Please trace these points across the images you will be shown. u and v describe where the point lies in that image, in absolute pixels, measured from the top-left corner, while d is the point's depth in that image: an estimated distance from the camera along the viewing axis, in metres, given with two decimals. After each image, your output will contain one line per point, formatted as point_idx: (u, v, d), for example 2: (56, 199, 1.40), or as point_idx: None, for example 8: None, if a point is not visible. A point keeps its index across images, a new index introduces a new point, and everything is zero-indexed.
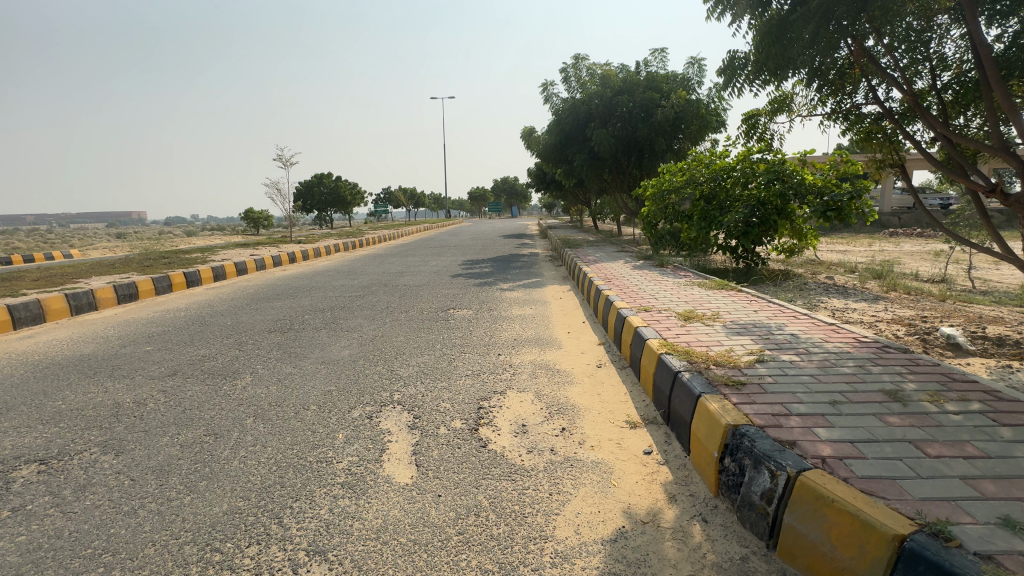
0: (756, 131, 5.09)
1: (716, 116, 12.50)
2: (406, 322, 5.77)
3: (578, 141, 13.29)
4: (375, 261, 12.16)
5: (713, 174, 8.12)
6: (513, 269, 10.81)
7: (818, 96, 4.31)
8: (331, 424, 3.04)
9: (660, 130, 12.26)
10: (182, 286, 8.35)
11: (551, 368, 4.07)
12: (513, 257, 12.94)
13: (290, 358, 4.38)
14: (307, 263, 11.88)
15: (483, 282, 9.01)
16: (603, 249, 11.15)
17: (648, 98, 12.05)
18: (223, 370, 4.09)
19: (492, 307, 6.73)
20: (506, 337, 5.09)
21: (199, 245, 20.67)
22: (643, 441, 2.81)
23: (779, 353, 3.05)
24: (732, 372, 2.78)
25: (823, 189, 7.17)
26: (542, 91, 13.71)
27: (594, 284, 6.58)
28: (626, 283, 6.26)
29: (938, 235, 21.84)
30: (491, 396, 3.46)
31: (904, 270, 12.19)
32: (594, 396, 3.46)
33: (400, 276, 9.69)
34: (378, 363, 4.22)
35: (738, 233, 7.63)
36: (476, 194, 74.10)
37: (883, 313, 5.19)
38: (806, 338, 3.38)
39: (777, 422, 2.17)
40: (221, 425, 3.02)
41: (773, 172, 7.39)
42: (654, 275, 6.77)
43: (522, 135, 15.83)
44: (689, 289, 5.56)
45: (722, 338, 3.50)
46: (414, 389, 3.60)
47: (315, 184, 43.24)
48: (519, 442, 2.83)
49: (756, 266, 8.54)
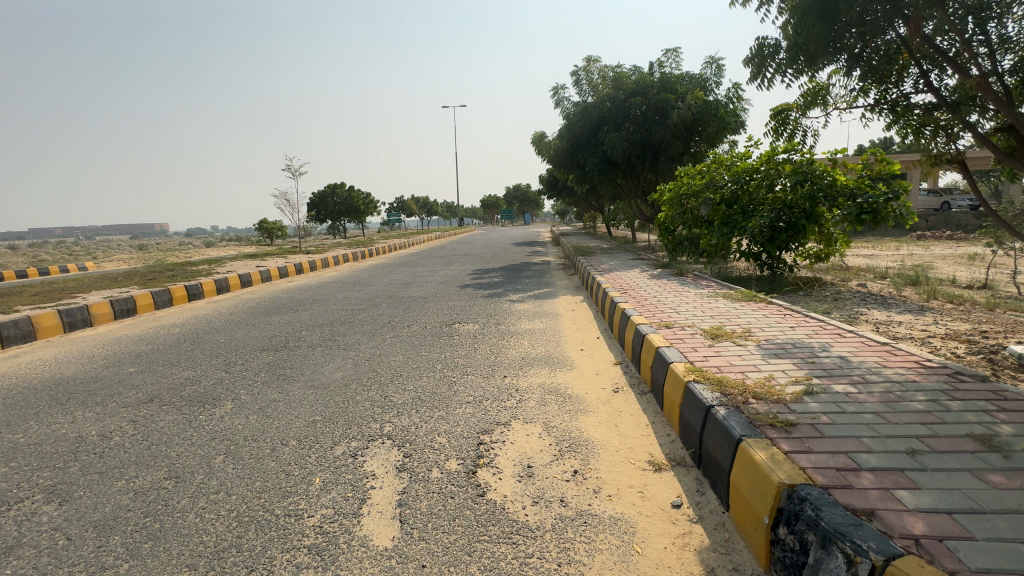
0: (786, 128, 4.63)
1: (735, 117, 11.98)
2: (407, 338, 5.39)
3: (590, 145, 12.91)
4: (382, 272, 11.84)
5: (735, 176, 7.62)
6: (524, 279, 10.40)
7: (859, 86, 3.84)
8: (309, 464, 2.66)
9: (675, 133, 11.82)
10: (183, 299, 8.14)
11: (562, 394, 3.65)
12: (523, 266, 12.56)
13: (277, 382, 4.02)
14: (313, 275, 11.63)
15: (492, 293, 8.61)
16: (617, 257, 10.71)
17: (663, 100, 11.63)
18: (202, 396, 3.75)
19: (500, 321, 6.31)
20: (513, 356, 4.66)
21: (210, 256, 20.61)
22: (669, 490, 2.37)
23: (830, 383, 2.59)
24: (777, 407, 2.32)
25: (855, 191, 6.66)
26: (553, 95, 13.35)
27: (608, 295, 6.15)
28: (644, 295, 5.82)
29: (969, 237, 20.89)
30: (493, 430, 3.05)
31: (940, 276, 11.50)
32: (611, 429, 3.03)
33: (407, 287, 9.37)
34: (371, 388, 3.85)
35: (763, 239, 7.13)
36: (488, 202, 74.14)
37: (933, 326, 4.66)
38: (859, 362, 2.90)
39: (846, 482, 1.72)
40: (185, 466, 2.66)
41: (801, 173, 6.87)
42: (674, 285, 6.28)
43: (533, 140, 15.48)
44: (713, 301, 5.09)
45: (757, 361, 3.04)
46: (407, 420, 3.21)
47: (328, 194, 43.50)
48: (524, 489, 2.41)
49: (782, 274, 8.02)
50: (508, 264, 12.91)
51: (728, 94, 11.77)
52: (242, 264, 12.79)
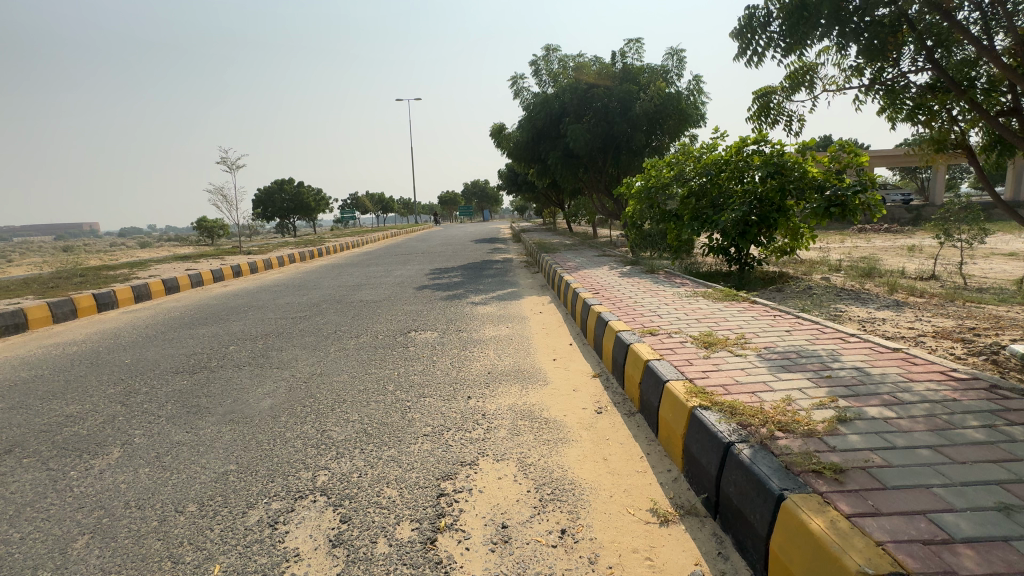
0: (769, 113, 4.27)
1: (696, 110, 11.79)
2: (354, 352, 4.68)
3: (551, 138, 12.49)
4: (331, 273, 10.91)
5: (704, 168, 7.30)
6: (486, 278, 9.80)
7: (854, 65, 3.49)
8: (208, 544, 1.98)
9: (638, 125, 11.54)
10: (90, 310, 7.01)
11: (538, 418, 3.11)
12: (485, 264, 11.96)
13: (185, 417, 3.25)
14: (252, 277, 10.55)
15: (452, 295, 7.97)
16: (582, 253, 10.33)
17: (625, 91, 11.29)
18: (81, 441, 2.94)
19: (461, 327, 5.69)
20: (477, 370, 4.07)
21: (139, 258, 18.75)
22: (684, 552, 1.87)
23: (860, 405, 2.17)
24: (813, 444, 1.86)
25: (824, 183, 6.49)
26: (512, 85, 12.77)
27: (579, 297, 5.67)
28: (618, 295, 5.37)
29: (907, 230, 22.03)
30: (457, 474, 2.46)
31: (891, 267, 11.81)
32: (601, 465, 2.51)
33: (358, 290, 8.56)
34: (306, 419, 3.16)
35: (734, 234, 6.86)
36: (446, 199, 72.80)
37: (917, 323, 4.45)
38: (880, 376, 2.52)
39: (945, 565, 1.25)
40: (27, 558, 1.92)
41: (772, 165, 6.63)
42: (648, 283, 5.88)
43: (492, 132, 14.84)
44: (694, 301, 4.68)
45: (766, 378, 2.59)
46: (347, 465, 2.56)
47: (275, 190, 41.10)
48: (499, 564, 1.84)
49: (750, 269, 7.84)
50: (468, 263, 12.25)
51: (690, 86, 11.57)
52: (170, 266, 11.48)
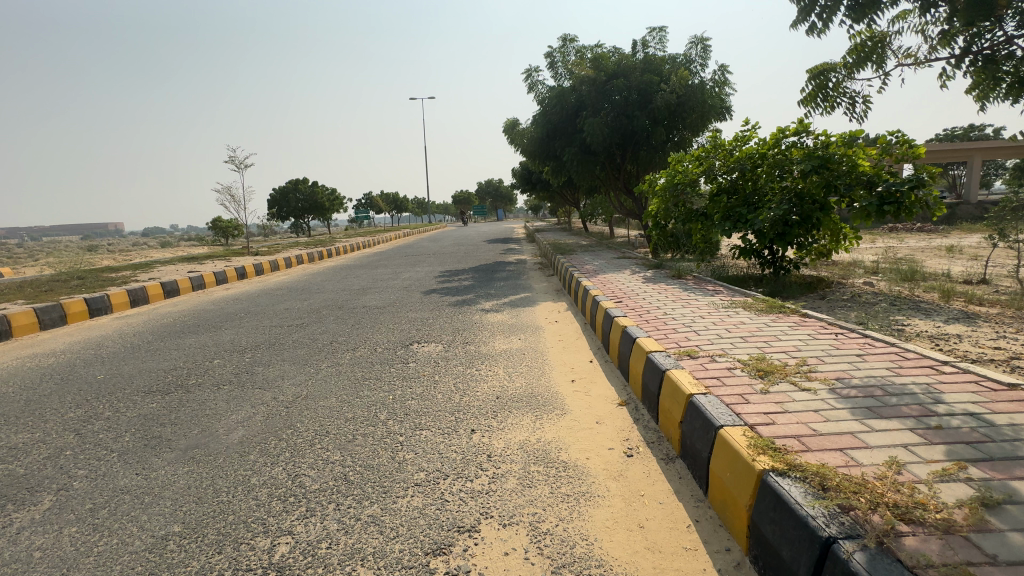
0: (827, 93, 3.64)
1: (722, 101, 11.06)
2: (347, 369, 4.17)
3: (567, 133, 11.95)
4: (337, 275, 10.47)
5: (736, 163, 6.64)
6: (498, 282, 9.25)
7: (942, 30, 2.87)
8: None
9: (659, 118, 10.87)
10: (81, 316, 6.66)
11: (554, 462, 2.55)
12: (497, 266, 11.43)
13: (140, 453, 2.78)
14: (256, 280, 10.19)
15: (461, 301, 7.44)
16: (600, 255, 9.75)
17: (646, 82, 10.63)
18: (10, 485, 2.48)
19: (469, 338, 5.16)
20: (483, 395, 3.52)
21: (151, 258, 18.67)
22: None
23: (1005, 479, 1.57)
24: (961, 551, 1.27)
25: (874, 178, 5.81)
26: (526, 78, 12.19)
27: (599, 305, 5.09)
28: (644, 304, 4.78)
29: (943, 229, 20.84)
30: (452, 548, 1.93)
31: (935, 270, 10.94)
32: (638, 537, 1.95)
33: (362, 294, 8.10)
34: (279, 459, 2.66)
35: (772, 234, 6.20)
36: (461, 198, 72.54)
37: (1001, 341, 3.78)
38: (1009, 428, 1.91)
39: None
40: None
41: (817, 158, 5.94)
42: (676, 291, 5.27)
43: (506, 128, 14.28)
44: (734, 314, 4.06)
45: (853, 427, 1.98)
46: (317, 530, 2.05)
47: (290, 189, 41.16)
48: None
49: (786, 273, 7.17)
50: (480, 264, 11.73)
51: (715, 76, 10.84)
52: (176, 267, 11.21)
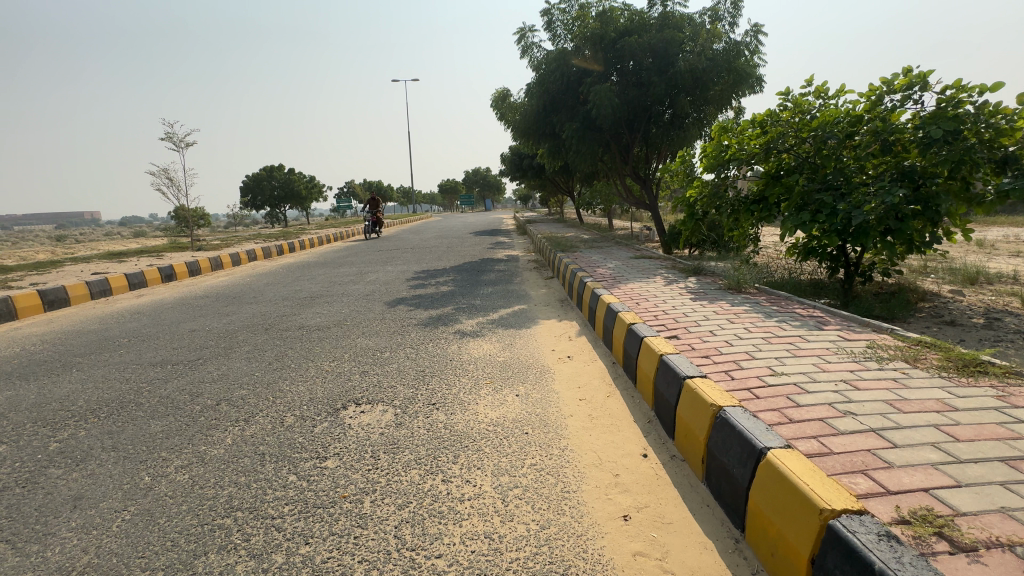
0: None
1: (754, 68, 9.25)
2: (207, 481, 2.30)
3: (568, 107, 10.12)
4: (285, 278, 8.47)
5: (814, 131, 4.74)
6: (485, 287, 7.38)
7: None
8: None
9: (681, 87, 9.07)
10: None
11: None
12: (484, 264, 9.58)
13: None
14: (185, 283, 8.20)
15: (434, 317, 5.57)
16: (611, 253, 7.93)
17: (666, 40, 8.78)
18: None
19: (435, 393, 3.29)
20: (446, 572, 1.69)
21: (90, 251, 16.48)
22: None
23: None
24: None
25: (1017, 153, 4.03)
26: (518, 40, 10.23)
27: (640, 341, 3.26)
28: (718, 343, 2.98)
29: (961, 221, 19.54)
30: None
31: (992, 269, 9.40)
32: None
33: (308, 306, 6.21)
34: None
35: (877, 232, 4.23)
36: (448, 187, 70.33)
37: None
38: None
39: None
40: None
41: (949, 120, 4.08)
42: (752, 317, 3.45)
43: (495, 101, 12.32)
44: (905, 379, 2.26)
45: None
46: None
47: (264, 177, 38.67)
48: None
49: (859, 282, 5.50)
50: (462, 263, 9.80)
51: (747, 36, 9.03)
52: (87, 267, 9.09)
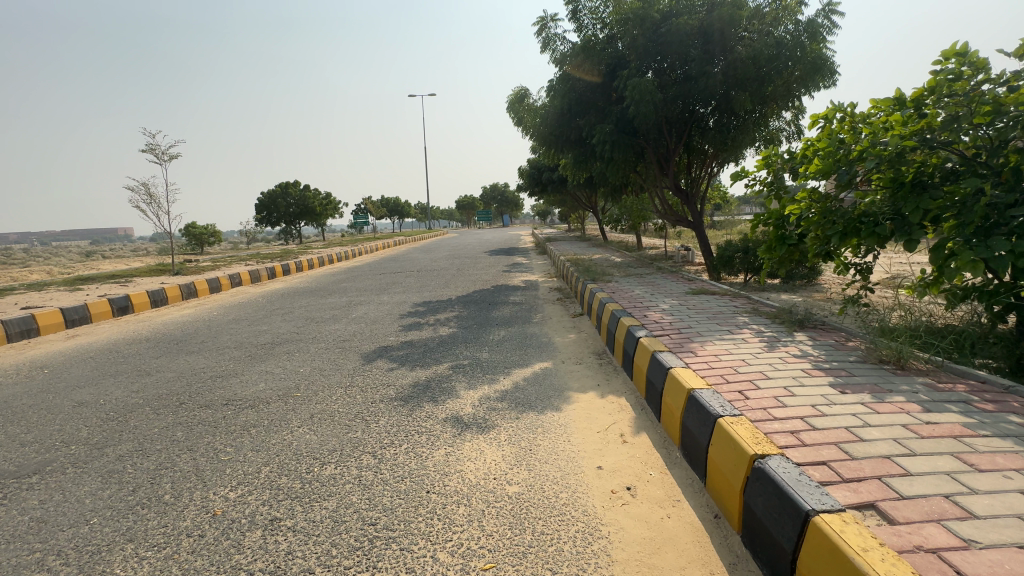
0: None
1: (827, 57, 7.57)
2: None
3: (599, 109, 8.64)
4: (257, 313, 7.02)
5: (1003, 113, 3.03)
6: (495, 329, 5.77)
7: None
8: None
9: (737, 81, 7.50)
10: None
11: None
12: (498, 294, 8.00)
13: None
14: (137, 319, 6.83)
15: (420, 383, 3.95)
16: (658, 285, 6.20)
17: (718, 25, 7.24)
18: None
19: None
20: None
21: (79, 271, 15.38)
22: None
23: None
24: None
25: None
26: (538, 31, 8.79)
27: (792, 506, 1.59)
28: (1009, 550, 1.31)
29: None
30: None
31: None
32: None
33: (258, 359, 4.67)
34: None
35: None
36: (466, 204, 69.47)
37: None
38: None
39: None
40: None
41: None
42: (1008, 458, 1.74)
43: (512, 103, 10.89)
44: None
45: None
46: None
47: (280, 195, 38.08)
48: None
49: None
50: (471, 293, 8.21)
51: (818, 17, 7.38)
52: (35, 295, 7.80)
